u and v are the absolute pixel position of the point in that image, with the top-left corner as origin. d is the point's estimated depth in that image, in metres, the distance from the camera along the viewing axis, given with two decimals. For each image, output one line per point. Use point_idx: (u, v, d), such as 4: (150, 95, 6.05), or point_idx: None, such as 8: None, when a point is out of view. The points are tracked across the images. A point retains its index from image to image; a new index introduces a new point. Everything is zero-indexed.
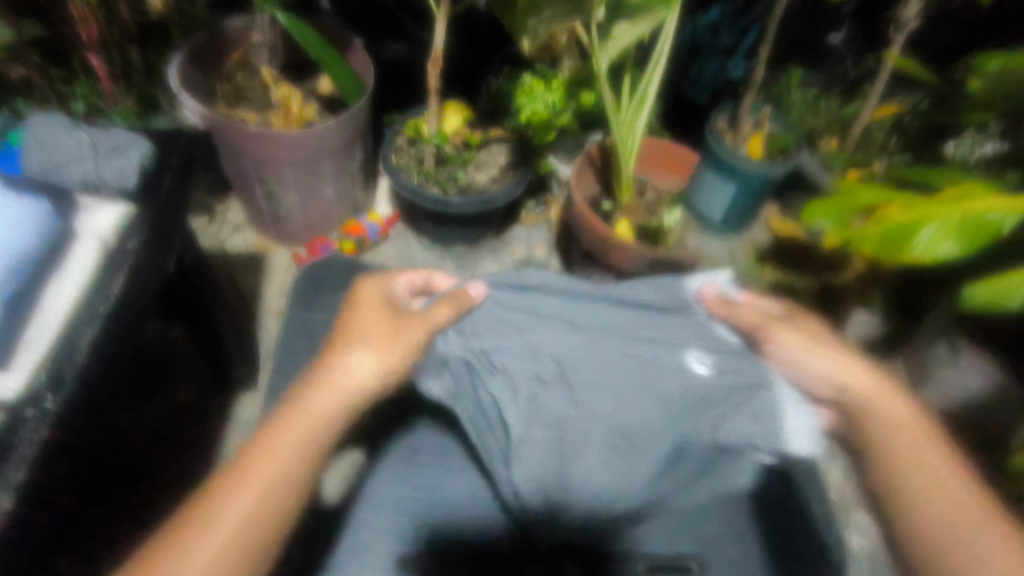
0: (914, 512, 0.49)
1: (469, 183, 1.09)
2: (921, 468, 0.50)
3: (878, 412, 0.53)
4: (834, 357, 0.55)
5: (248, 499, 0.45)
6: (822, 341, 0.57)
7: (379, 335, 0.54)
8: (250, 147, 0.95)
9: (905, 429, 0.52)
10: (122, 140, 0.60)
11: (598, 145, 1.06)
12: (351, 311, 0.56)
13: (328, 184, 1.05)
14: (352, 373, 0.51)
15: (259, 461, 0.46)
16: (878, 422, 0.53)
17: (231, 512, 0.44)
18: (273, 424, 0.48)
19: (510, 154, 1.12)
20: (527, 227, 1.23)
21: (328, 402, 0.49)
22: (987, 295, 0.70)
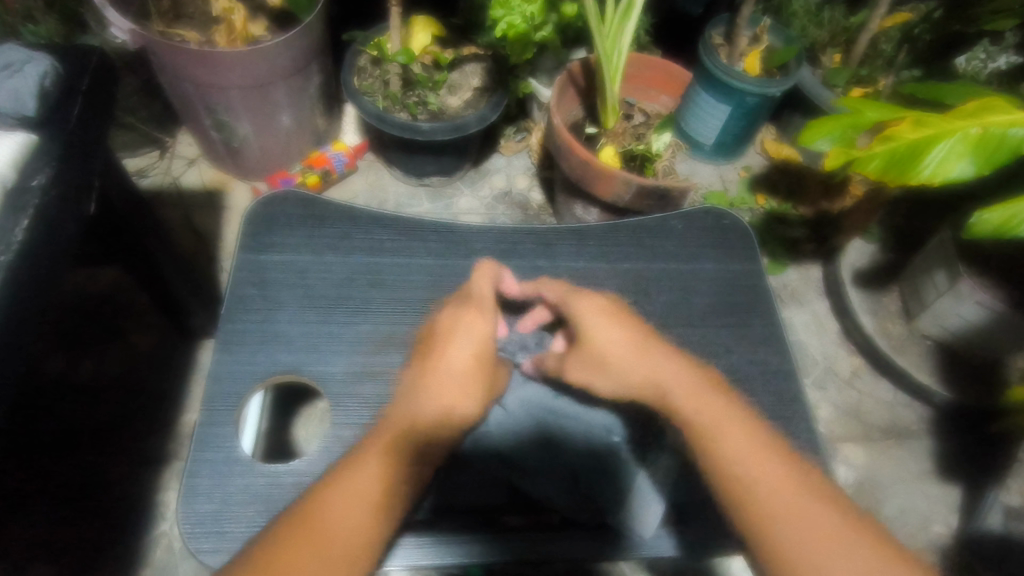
0: (772, 534, 0.46)
1: (441, 107, 0.99)
2: (733, 442, 0.50)
3: (677, 391, 0.55)
4: (630, 371, 0.57)
5: (377, 470, 0.49)
6: (594, 341, 0.60)
7: (454, 385, 0.55)
8: (190, 68, 0.84)
9: (740, 441, 0.50)
10: (15, 57, 0.53)
11: (581, 61, 0.96)
12: (440, 349, 0.57)
13: (283, 111, 0.96)
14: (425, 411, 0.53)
15: (359, 466, 0.49)
16: (699, 426, 0.52)
17: (360, 484, 0.48)
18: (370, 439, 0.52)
19: (485, 75, 1.02)
20: (506, 155, 1.15)
21: (469, 365, 0.56)
22: (999, 217, 0.64)
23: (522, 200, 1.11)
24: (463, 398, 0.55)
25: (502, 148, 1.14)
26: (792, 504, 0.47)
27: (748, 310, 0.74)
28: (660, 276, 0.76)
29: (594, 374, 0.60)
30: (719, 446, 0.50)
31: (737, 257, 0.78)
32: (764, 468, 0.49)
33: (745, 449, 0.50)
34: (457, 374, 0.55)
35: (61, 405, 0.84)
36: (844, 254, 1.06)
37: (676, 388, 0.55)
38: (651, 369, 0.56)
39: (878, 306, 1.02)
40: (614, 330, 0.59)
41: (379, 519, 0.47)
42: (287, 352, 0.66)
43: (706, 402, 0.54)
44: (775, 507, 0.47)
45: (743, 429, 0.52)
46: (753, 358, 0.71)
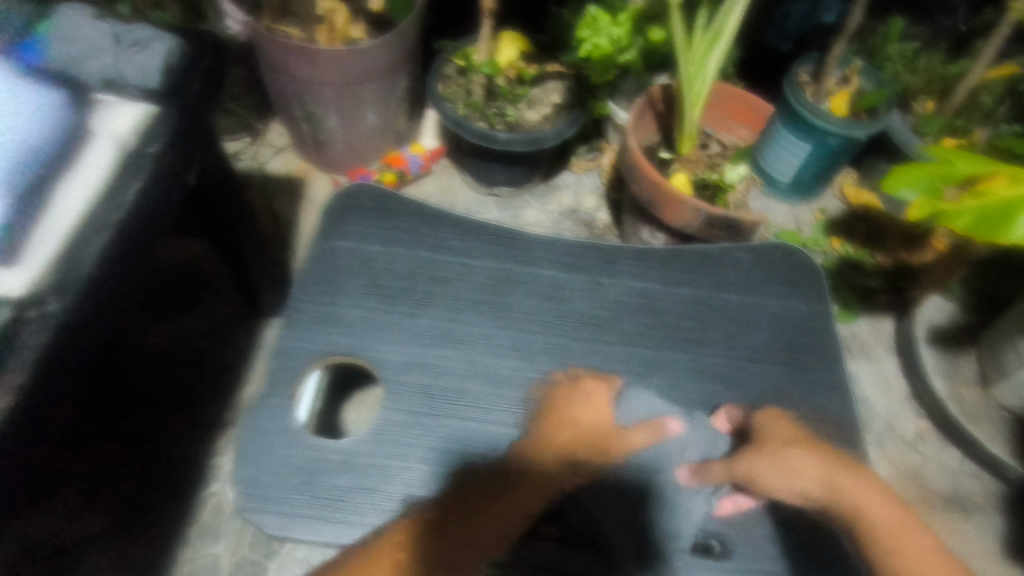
0: None
1: (519, 119, 1.02)
2: (904, 535, 0.50)
3: (867, 508, 0.51)
4: (817, 472, 0.54)
5: None
6: (791, 454, 0.55)
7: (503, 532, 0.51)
8: (293, 64, 0.90)
9: (924, 556, 0.49)
10: (143, 34, 0.55)
11: (663, 87, 0.97)
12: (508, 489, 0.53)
13: (370, 110, 1.00)
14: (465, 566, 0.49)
15: None
16: (865, 517, 0.51)
17: None
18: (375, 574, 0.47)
19: (566, 93, 1.04)
20: (576, 173, 1.16)
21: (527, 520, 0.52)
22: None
23: (588, 218, 1.12)
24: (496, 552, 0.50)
25: (573, 166, 1.16)
26: None
27: (811, 353, 0.72)
28: (724, 307, 0.74)
29: (771, 467, 0.55)
30: (880, 523, 0.51)
31: (805, 296, 0.76)
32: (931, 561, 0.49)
33: (909, 538, 0.50)
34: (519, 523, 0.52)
35: (135, 364, 0.89)
36: (922, 310, 1.01)
37: (870, 501, 0.52)
38: (839, 482, 0.53)
39: (954, 369, 0.96)
40: (810, 449, 0.56)
41: None
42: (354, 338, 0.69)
43: (887, 506, 0.52)
44: None
45: (914, 529, 0.51)
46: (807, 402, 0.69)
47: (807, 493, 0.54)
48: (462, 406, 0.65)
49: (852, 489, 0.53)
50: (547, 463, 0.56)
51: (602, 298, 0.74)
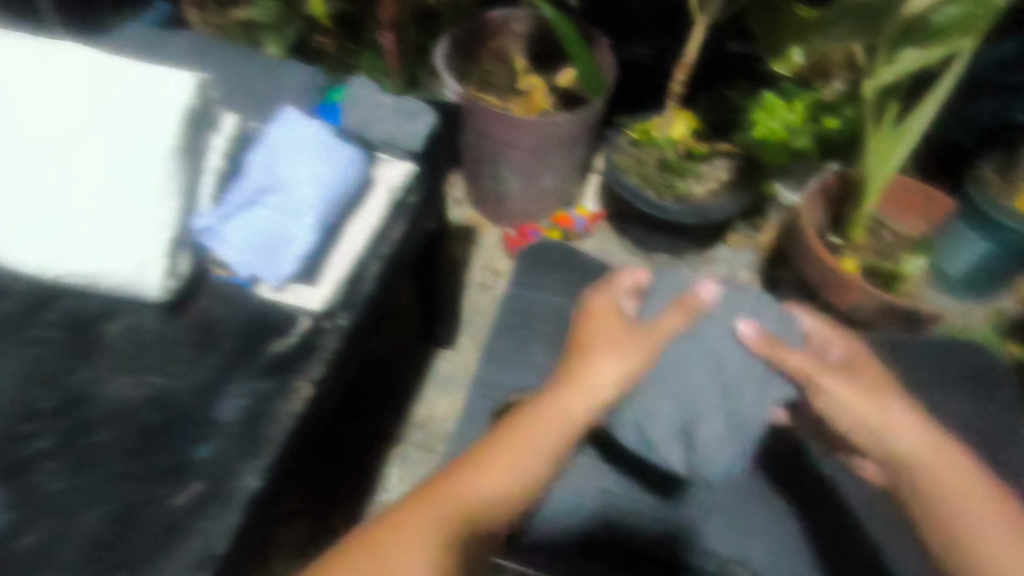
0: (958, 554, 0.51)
1: (687, 193, 1.07)
2: (984, 520, 0.52)
3: (947, 483, 0.53)
4: (928, 431, 0.55)
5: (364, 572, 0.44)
6: (916, 432, 0.55)
7: (552, 437, 0.53)
8: (494, 130, 1.02)
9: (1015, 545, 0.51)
10: (412, 104, 0.68)
11: (838, 174, 0.99)
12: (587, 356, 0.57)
13: (549, 173, 1.10)
14: (517, 471, 0.51)
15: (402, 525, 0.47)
16: (983, 538, 0.51)
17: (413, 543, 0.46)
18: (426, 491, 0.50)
19: (734, 172, 1.10)
20: (733, 248, 1.18)
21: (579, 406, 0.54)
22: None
23: None
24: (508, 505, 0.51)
25: (730, 240, 1.18)
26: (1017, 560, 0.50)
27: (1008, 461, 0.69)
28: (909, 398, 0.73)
29: (898, 432, 0.55)
30: (952, 499, 0.53)
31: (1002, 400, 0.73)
32: (995, 525, 0.51)
33: (995, 519, 0.52)
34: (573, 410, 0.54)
35: None
36: None
37: (966, 479, 0.53)
38: (940, 460, 0.54)
39: None
40: (923, 423, 0.56)
41: None
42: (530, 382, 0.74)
43: (976, 483, 0.54)
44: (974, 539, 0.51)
45: (996, 516, 0.52)
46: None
47: (909, 459, 0.55)
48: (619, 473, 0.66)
49: (932, 465, 0.54)
50: (595, 377, 0.55)
51: None
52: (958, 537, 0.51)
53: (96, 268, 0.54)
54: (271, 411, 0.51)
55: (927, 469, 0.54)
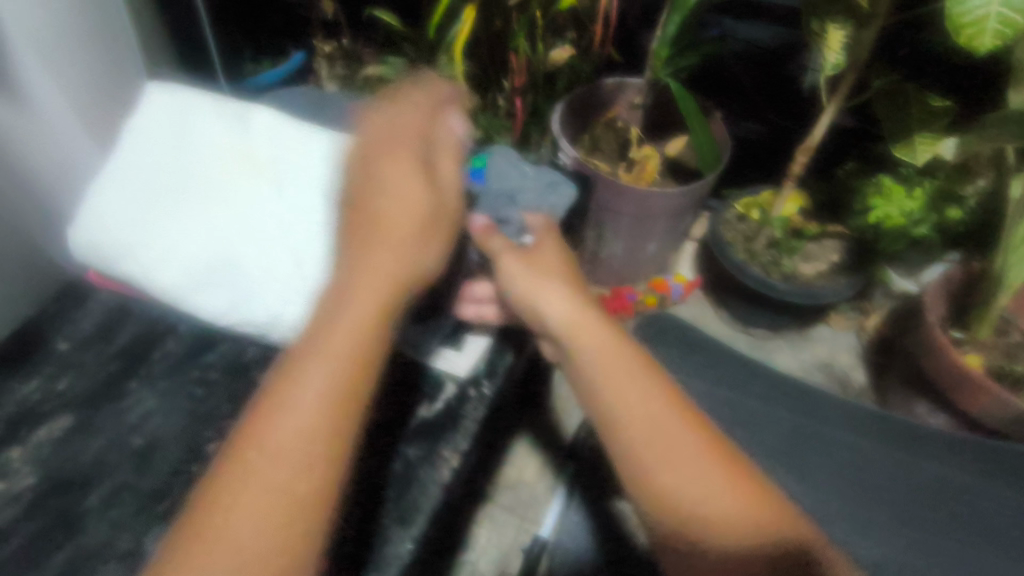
0: (672, 518, 0.43)
1: (793, 271, 1.05)
2: (684, 475, 0.43)
3: (653, 435, 0.44)
4: (667, 403, 0.46)
5: (293, 420, 0.39)
6: (634, 388, 0.47)
7: (386, 247, 0.48)
8: (604, 195, 1.03)
9: (732, 510, 0.42)
10: (552, 177, 0.75)
11: (964, 268, 0.95)
12: (376, 176, 0.52)
13: (653, 241, 1.11)
14: (344, 312, 0.44)
15: (288, 397, 0.40)
16: (709, 515, 0.42)
17: (296, 415, 0.39)
18: (274, 382, 0.41)
19: (844, 255, 1.07)
20: (834, 328, 1.16)
21: (399, 230, 0.49)
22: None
23: (844, 377, 1.10)
24: (359, 357, 0.43)
25: (830, 319, 1.16)
26: (736, 520, 0.42)
27: None
28: None
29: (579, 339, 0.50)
30: (661, 471, 0.44)
31: None
32: (718, 490, 0.43)
33: (702, 472, 0.43)
34: (390, 238, 0.48)
35: None
36: None
37: (653, 426, 0.45)
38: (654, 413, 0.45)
39: None
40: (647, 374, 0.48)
41: (297, 499, 0.37)
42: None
43: (733, 464, 0.45)
44: (689, 504, 0.43)
45: (734, 480, 0.44)
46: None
47: (621, 405, 0.46)
48: None
49: (652, 437, 0.44)
50: (393, 210, 0.49)
51: None
52: (650, 489, 0.43)
53: (269, 320, 0.56)
54: (418, 474, 0.56)
55: (623, 418, 0.45)
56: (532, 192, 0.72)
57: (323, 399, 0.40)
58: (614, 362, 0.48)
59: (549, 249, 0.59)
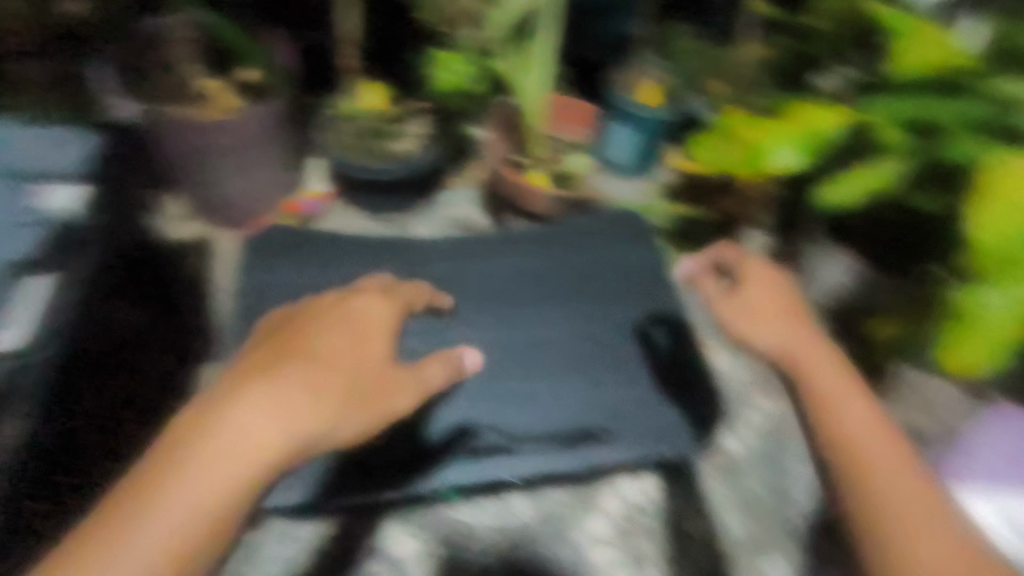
0: (877, 526, 0.62)
1: (392, 152, 1.18)
2: (877, 441, 0.67)
3: (844, 424, 0.68)
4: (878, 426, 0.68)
5: (192, 477, 0.57)
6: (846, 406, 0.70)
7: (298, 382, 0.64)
8: (183, 135, 1.04)
9: (853, 418, 0.69)
10: (69, 138, 0.99)
11: (506, 106, 1.19)
12: (312, 322, 0.72)
13: (261, 166, 1.15)
14: (279, 386, 0.64)
15: (229, 432, 0.59)
16: (878, 466, 0.65)
17: (213, 462, 0.58)
18: (177, 435, 0.59)
19: (429, 125, 1.23)
20: (455, 190, 1.34)
21: (344, 345, 0.70)
22: (993, 247, 0.63)
23: (471, 225, 1.28)
24: (303, 429, 0.62)
25: (448, 184, 1.33)
26: (910, 490, 0.64)
27: None
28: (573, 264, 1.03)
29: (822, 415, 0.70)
30: (893, 461, 0.66)
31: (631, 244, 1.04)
32: (886, 444, 0.67)
33: (881, 445, 0.67)
34: (292, 388, 0.64)
35: None
36: (745, 243, 1.26)
37: (850, 424, 0.68)
38: (830, 406, 0.70)
39: (779, 285, 1.21)
40: (842, 377, 0.73)
41: (202, 532, 0.56)
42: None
43: (879, 433, 0.67)
44: (917, 492, 0.64)
45: (873, 422, 0.69)
46: None
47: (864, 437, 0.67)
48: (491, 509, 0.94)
49: (849, 408, 0.70)
50: (316, 339, 0.69)
51: None
52: (852, 468, 0.66)
53: None
54: None
55: (847, 455, 0.66)
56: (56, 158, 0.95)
57: (256, 462, 0.59)
58: (871, 433, 0.67)
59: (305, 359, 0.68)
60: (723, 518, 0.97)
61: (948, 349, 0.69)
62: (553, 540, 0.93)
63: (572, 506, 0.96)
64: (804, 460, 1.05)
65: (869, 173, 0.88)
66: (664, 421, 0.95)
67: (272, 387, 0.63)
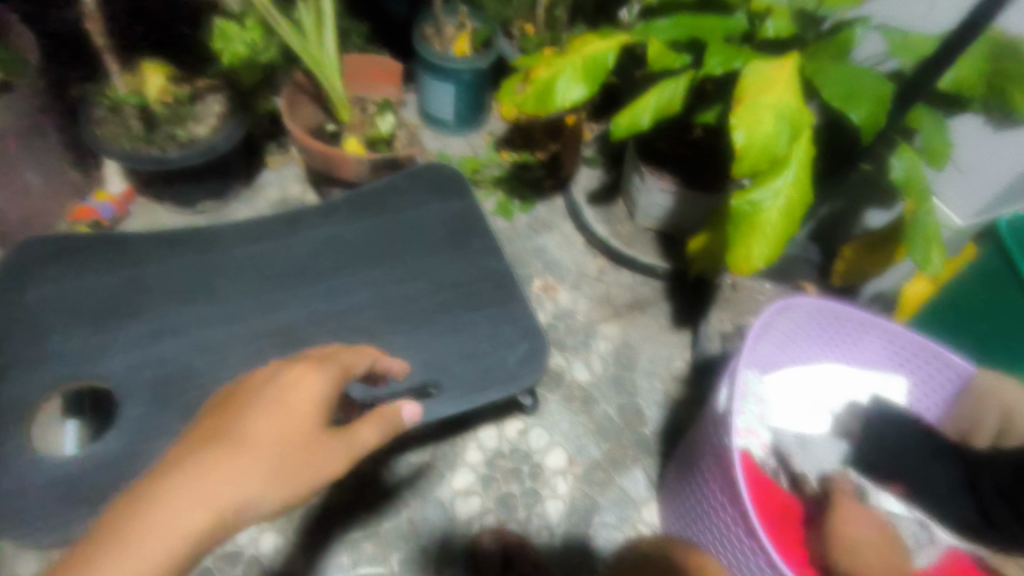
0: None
1: (190, 137, 1.09)
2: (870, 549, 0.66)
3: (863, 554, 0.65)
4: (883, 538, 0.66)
5: (164, 530, 0.48)
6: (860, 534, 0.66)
7: (278, 436, 0.57)
8: None
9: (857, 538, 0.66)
10: None
11: (306, 72, 1.12)
12: (259, 387, 0.60)
13: (30, 172, 1.01)
14: (264, 430, 0.57)
15: (153, 504, 0.49)
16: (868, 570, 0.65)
17: (164, 529, 0.48)
18: (139, 498, 0.50)
19: (226, 102, 1.14)
20: (275, 169, 1.25)
21: (304, 402, 0.60)
22: (756, 153, 0.74)
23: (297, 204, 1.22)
24: (245, 500, 0.53)
25: (265, 163, 1.25)
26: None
27: (473, 236, 1.00)
28: (397, 227, 1.00)
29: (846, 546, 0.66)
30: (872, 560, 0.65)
31: (455, 198, 1.03)
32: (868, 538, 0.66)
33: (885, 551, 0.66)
34: (268, 446, 0.56)
35: None
36: (576, 182, 1.30)
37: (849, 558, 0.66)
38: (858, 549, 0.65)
39: (610, 216, 1.26)
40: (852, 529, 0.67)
41: None
42: (105, 375, 0.84)
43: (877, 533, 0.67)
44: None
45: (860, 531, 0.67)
46: (489, 279, 0.96)
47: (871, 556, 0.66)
48: (441, 487, 0.96)
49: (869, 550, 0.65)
50: (305, 387, 0.60)
51: (306, 251, 0.97)
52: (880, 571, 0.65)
53: None
54: None
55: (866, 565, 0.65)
56: None
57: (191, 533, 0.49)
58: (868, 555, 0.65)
59: (367, 432, 0.64)
60: (584, 446, 1.02)
61: (740, 245, 0.78)
62: (417, 501, 0.94)
63: (507, 477, 0.97)
64: (649, 377, 1.10)
65: (653, 94, 0.92)
66: (494, 364, 0.88)
67: (232, 449, 0.54)
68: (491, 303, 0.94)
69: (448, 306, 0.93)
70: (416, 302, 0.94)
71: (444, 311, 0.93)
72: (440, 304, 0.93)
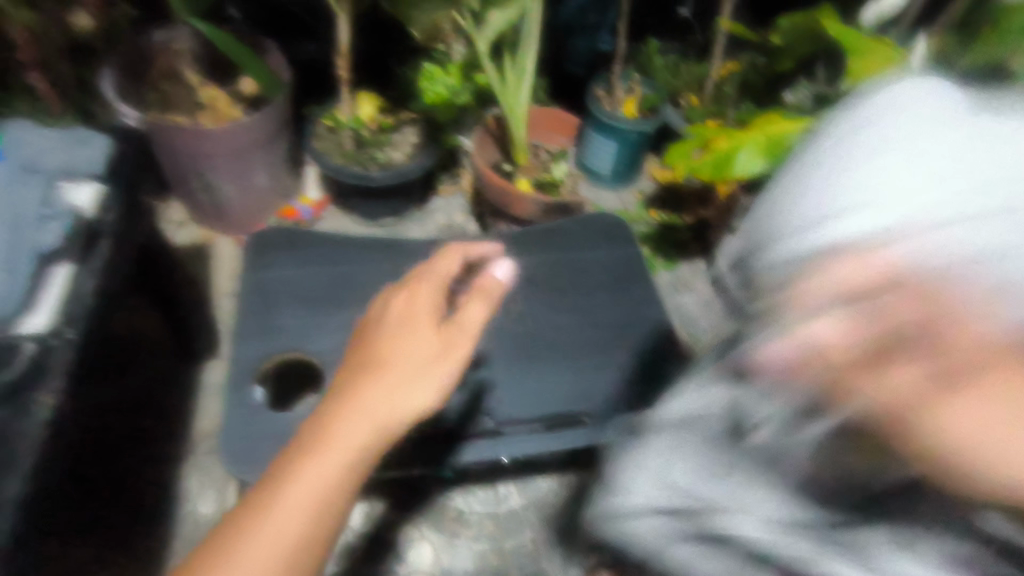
0: None
1: (387, 161, 1.24)
2: None
3: None
4: None
5: (343, 439, 0.57)
6: None
7: (408, 346, 0.64)
8: (184, 143, 1.08)
9: None
10: (83, 134, 0.81)
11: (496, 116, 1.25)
12: (384, 314, 0.68)
13: (260, 172, 1.20)
14: (399, 346, 0.64)
15: (325, 422, 0.58)
16: None
17: (341, 438, 0.57)
18: (313, 423, 0.59)
19: (421, 134, 1.29)
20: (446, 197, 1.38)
21: (423, 316, 0.66)
22: None
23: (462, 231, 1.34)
24: (402, 404, 0.60)
25: (439, 190, 1.39)
26: None
27: (630, 284, 1.06)
28: (560, 266, 1.08)
29: None
30: None
31: (617, 247, 1.10)
32: None
33: None
34: (402, 354, 0.63)
35: (95, 428, 1.03)
36: (723, 248, 1.33)
37: None
38: None
39: None
40: None
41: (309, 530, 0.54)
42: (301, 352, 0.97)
43: None
44: None
45: None
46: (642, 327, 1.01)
47: None
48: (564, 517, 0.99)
49: None
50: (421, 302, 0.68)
51: None
52: None
53: None
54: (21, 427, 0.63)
55: None
56: (75, 159, 0.79)
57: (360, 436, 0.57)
58: None
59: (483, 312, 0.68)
60: None
61: None
62: (541, 525, 0.99)
63: None
64: None
65: None
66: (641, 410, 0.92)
67: (374, 364, 0.62)
68: (641, 350, 0.98)
69: (601, 346, 0.99)
70: (571, 336, 1.00)
71: (597, 349, 0.98)
72: (593, 342, 0.99)
